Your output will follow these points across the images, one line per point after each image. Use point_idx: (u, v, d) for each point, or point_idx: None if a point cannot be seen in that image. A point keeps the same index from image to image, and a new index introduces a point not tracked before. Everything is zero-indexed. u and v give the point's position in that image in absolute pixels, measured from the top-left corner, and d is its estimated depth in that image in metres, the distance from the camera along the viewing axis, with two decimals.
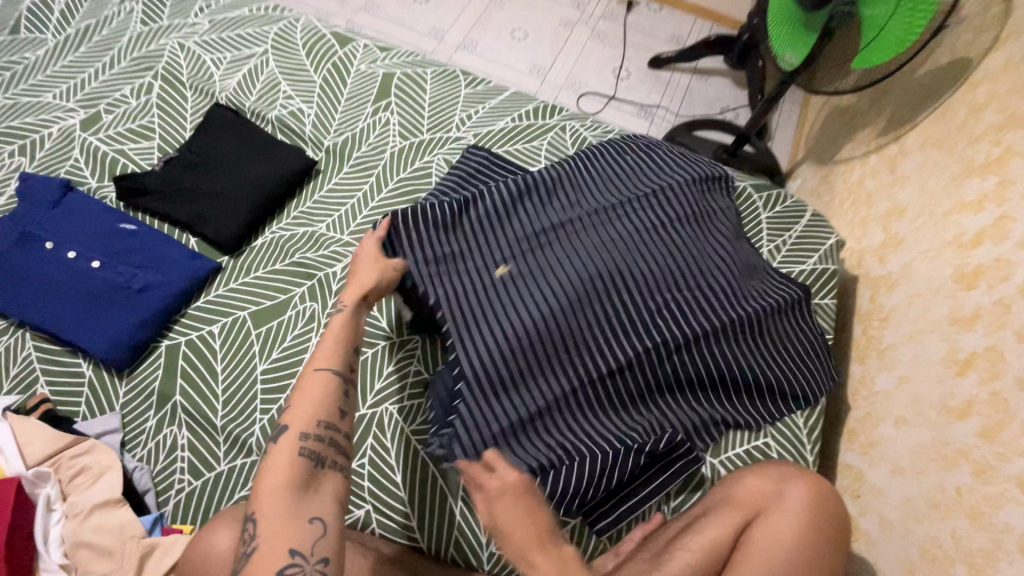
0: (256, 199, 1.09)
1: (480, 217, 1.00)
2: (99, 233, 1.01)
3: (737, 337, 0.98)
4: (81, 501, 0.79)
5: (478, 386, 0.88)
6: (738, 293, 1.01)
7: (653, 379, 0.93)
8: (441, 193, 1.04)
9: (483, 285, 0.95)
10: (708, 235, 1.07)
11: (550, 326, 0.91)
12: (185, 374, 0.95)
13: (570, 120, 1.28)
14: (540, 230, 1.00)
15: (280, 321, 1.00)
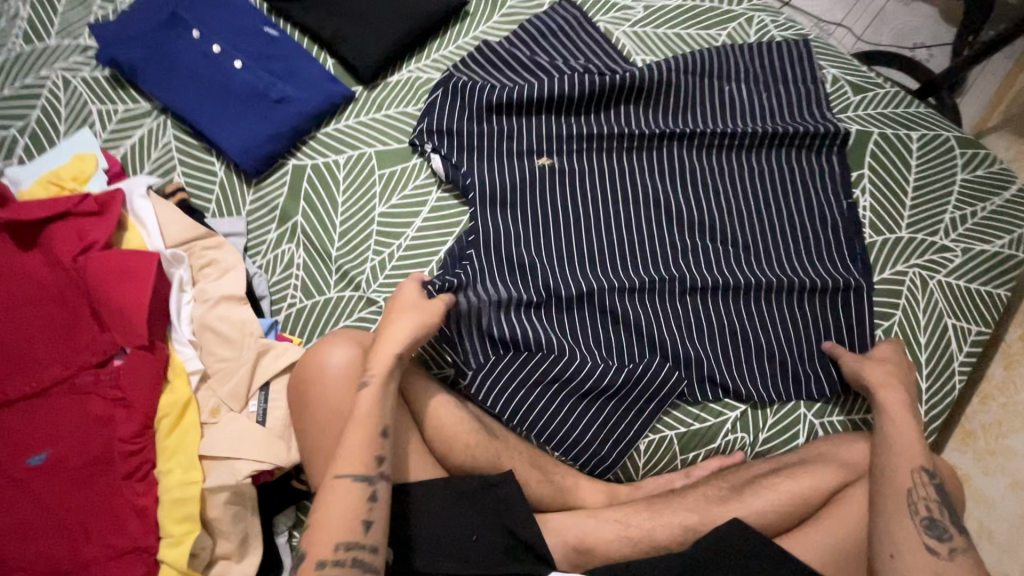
0: (400, 30, 1.00)
1: (541, 103, 0.97)
2: (243, 32, 0.97)
3: (777, 305, 0.92)
4: (209, 290, 0.83)
5: (487, 255, 0.90)
6: (791, 263, 0.93)
7: (648, 313, 0.91)
8: (512, 66, 1.01)
9: (521, 170, 0.96)
10: (773, 193, 0.96)
11: (570, 233, 0.94)
12: (307, 197, 0.94)
13: (759, 12, 1.08)
14: (600, 135, 0.97)
15: (404, 167, 0.97)
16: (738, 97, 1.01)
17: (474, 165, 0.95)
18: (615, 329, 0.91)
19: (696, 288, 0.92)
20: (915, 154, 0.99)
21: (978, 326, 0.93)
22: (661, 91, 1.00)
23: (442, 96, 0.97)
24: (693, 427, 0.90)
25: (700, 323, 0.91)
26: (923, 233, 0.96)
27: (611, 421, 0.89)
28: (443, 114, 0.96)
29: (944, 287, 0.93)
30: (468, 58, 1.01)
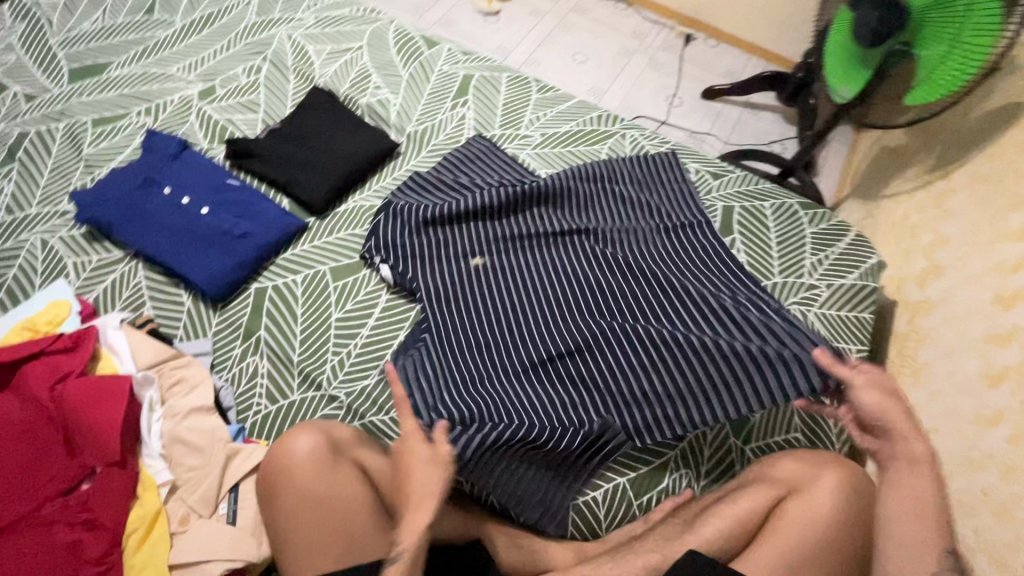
0: (345, 170, 1.22)
1: (467, 215, 1.17)
2: (209, 185, 1.15)
3: (705, 336, 1.00)
4: (179, 405, 0.89)
5: (446, 342, 1.03)
6: (705, 298, 1.04)
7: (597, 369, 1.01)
8: (440, 190, 1.22)
9: (458, 272, 1.12)
10: (683, 255, 1.14)
11: (507, 318, 1.08)
12: (269, 313, 1.05)
13: (631, 129, 1.38)
14: (520, 233, 1.16)
15: (355, 277, 1.12)
16: (635, 191, 1.25)
17: (416, 273, 1.10)
18: (565, 394, 1.00)
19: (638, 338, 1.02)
20: (770, 218, 1.25)
21: (856, 345, 1.10)
22: (563, 193, 1.22)
23: (385, 221, 1.15)
24: (640, 470, 0.99)
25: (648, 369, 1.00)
26: (792, 276, 1.17)
27: (568, 481, 0.98)
28: (387, 236, 1.13)
29: (821, 316, 1.12)
30: (404, 189, 1.22)
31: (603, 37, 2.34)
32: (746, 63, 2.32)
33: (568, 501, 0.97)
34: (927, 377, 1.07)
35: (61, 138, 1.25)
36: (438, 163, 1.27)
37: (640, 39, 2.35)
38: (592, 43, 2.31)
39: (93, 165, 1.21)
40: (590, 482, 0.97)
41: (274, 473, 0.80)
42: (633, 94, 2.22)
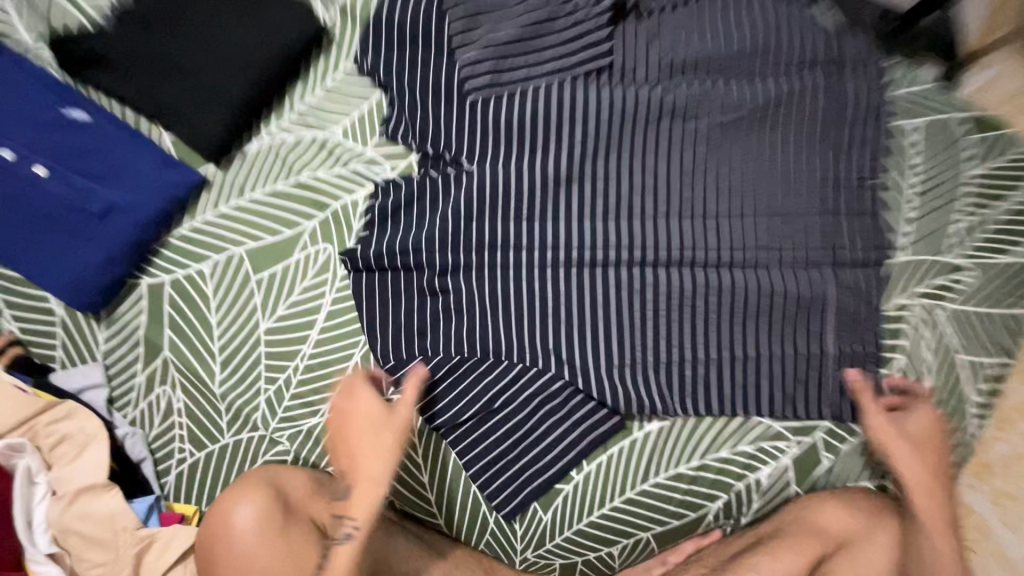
0: (247, 87, 0.78)
1: (665, 32, 0.81)
2: (40, 125, 0.75)
3: (778, 149, 0.77)
4: (64, 479, 0.68)
5: (400, 287, 0.78)
6: (766, 186, 0.77)
7: (802, 128, 0.78)
8: (586, 20, 0.80)
9: (636, 107, 0.78)
10: (745, 313, 0.76)
11: (714, 175, 0.77)
12: (173, 323, 0.77)
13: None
14: (765, 119, 0.78)
15: (284, 262, 0.79)
16: (785, 85, 0.78)
17: (558, 63, 0.79)
18: (765, 116, 0.78)
19: (876, 116, 0.78)
20: (913, 141, 0.81)
21: (995, 358, 0.78)
22: (775, 28, 0.80)
23: (481, 53, 0.79)
24: (671, 524, 0.77)
25: (799, 111, 0.78)
26: (929, 253, 0.79)
27: (568, 506, 0.77)
28: (468, 76, 0.79)
29: (970, 319, 0.78)
30: (562, 66, 0.80)
31: None
32: None
33: (573, 557, 0.78)
34: None
35: None
36: (682, 49, 0.80)
37: None
38: None
39: None
40: (605, 538, 0.77)
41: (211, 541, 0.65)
42: None
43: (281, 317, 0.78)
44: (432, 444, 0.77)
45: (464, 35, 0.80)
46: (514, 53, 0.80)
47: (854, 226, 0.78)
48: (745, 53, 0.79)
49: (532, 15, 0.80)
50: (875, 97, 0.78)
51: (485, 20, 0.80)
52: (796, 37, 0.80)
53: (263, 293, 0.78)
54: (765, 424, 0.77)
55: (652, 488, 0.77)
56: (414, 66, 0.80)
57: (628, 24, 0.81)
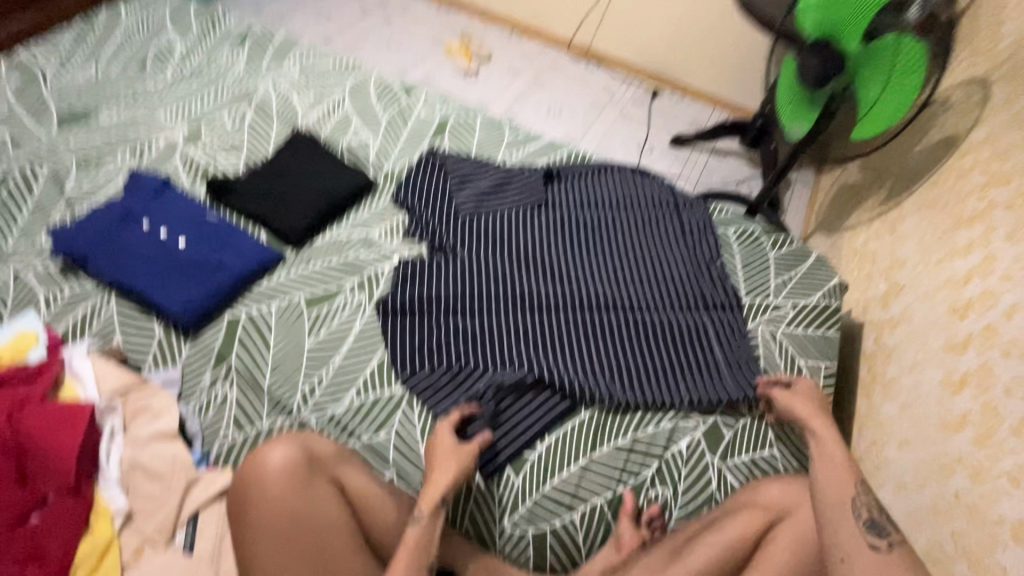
0: (323, 205, 1.26)
1: (577, 188, 1.39)
2: (188, 220, 1.18)
3: (647, 244, 1.28)
4: (141, 431, 0.87)
5: (413, 320, 1.11)
6: (644, 263, 1.25)
7: (661, 234, 1.30)
8: (531, 179, 1.37)
9: (561, 223, 1.30)
10: (645, 333, 1.13)
11: (611, 259, 1.25)
12: (241, 340, 1.06)
13: (607, 163, 1.45)
14: (636, 229, 1.31)
15: (329, 305, 1.13)
16: (645, 213, 1.34)
17: (515, 198, 1.33)
18: (638, 228, 1.31)
19: (708, 228, 1.31)
20: (734, 240, 1.32)
21: (824, 362, 1.12)
22: (639, 186, 1.39)
23: (467, 193, 1.33)
24: (618, 490, 0.96)
25: (658, 225, 1.32)
26: (759, 298, 1.21)
27: (534, 473, 0.95)
28: (459, 203, 1.31)
29: (799, 335, 1.15)
30: (518, 201, 1.33)
31: (575, 85, 2.48)
32: (711, 113, 2.41)
33: (542, 526, 0.92)
34: (896, 390, 1.10)
35: (44, 179, 1.29)
36: (586, 195, 1.37)
37: (611, 92, 2.48)
38: (562, 93, 2.44)
39: (74, 202, 1.24)
40: (566, 504, 0.94)
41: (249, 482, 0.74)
42: (606, 139, 2.32)
43: (321, 338, 1.08)
44: (427, 427, 0.98)
45: (460, 187, 1.34)
46: (489, 195, 1.34)
47: (711, 283, 1.22)
48: (624, 197, 1.37)
49: (501, 178, 1.37)
50: (703, 219, 1.33)
51: (471, 177, 1.36)
52: (654, 191, 1.38)
53: (311, 323, 1.10)
54: (677, 407, 1.04)
55: (599, 458, 0.98)
56: (430, 201, 1.31)
57: (554, 184, 1.40)
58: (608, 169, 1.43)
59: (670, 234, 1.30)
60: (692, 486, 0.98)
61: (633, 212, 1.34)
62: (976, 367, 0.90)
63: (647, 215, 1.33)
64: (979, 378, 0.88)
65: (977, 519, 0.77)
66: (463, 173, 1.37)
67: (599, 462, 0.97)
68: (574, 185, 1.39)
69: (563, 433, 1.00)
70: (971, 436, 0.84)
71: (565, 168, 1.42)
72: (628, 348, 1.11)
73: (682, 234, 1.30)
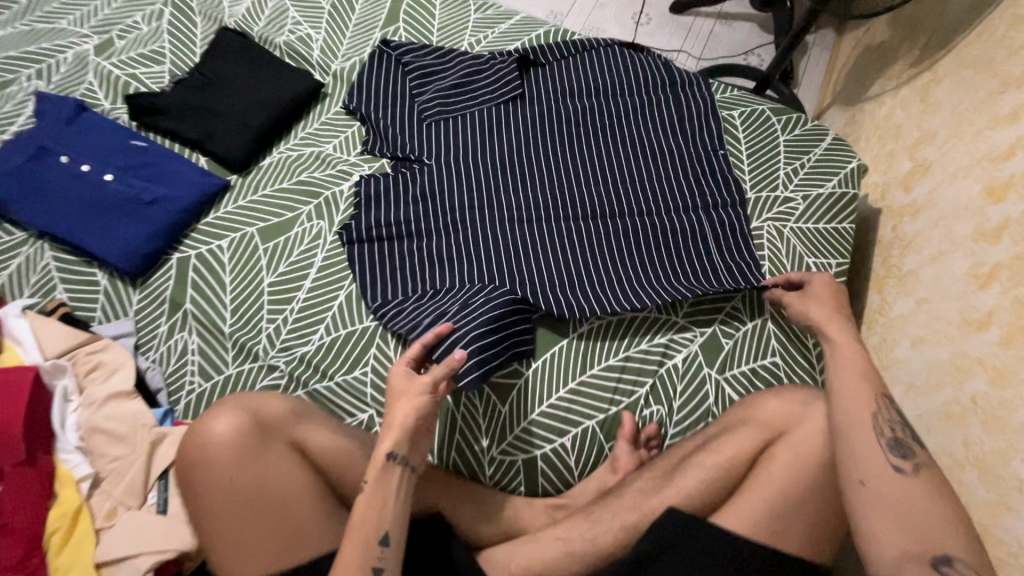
0: (265, 120, 1.09)
1: (559, 74, 1.19)
2: (112, 149, 1.03)
3: (640, 136, 1.12)
4: (96, 392, 0.81)
5: (379, 247, 1.00)
6: (637, 160, 1.09)
7: (656, 123, 1.13)
8: (505, 67, 1.17)
9: (542, 119, 1.13)
10: (637, 242, 1.02)
11: (599, 157, 1.10)
12: (194, 283, 0.96)
13: (591, 41, 1.23)
14: (628, 120, 1.13)
15: (286, 236, 1.02)
16: (638, 99, 1.15)
17: (487, 93, 1.15)
18: (630, 118, 1.13)
19: (710, 113, 1.13)
20: (739, 123, 1.14)
21: (837, 258, 1.02)
22: (632, 66, 1.19)
23: (432, 91, 1.15)
24: (610, 411, 0.91)
25: (652, 112, 1.14)
26: (766, 191, 1.07)
27: (522, 399, 0.90)
28: (423, 104, 1.14)
29: (809, 231, 1.04)
30: (490, 96, 1.15)
31: None
32: None
33: (533, 452, 0.89)
34: (913, 284, 1.00)
35: None
36: (570, 83, 1.18)
37: None
38: None
39: None
40: (558, 429, 0.90)
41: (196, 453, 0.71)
42: (596, 11, 2.02)
43: (282, 274, 0.98)
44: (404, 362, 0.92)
45: (421, 87, 1.16)
46: (456, 91, 1.15)
47: (711, 178, 1.08)
48: (613, 82, 1.17)
49: (468, 70, 1.17)
50: (704, 102, 1.15)
51: (434, 71, 1.17)
52: (647, 72, 1.18)
53: (268, 258, 1.00)
54: (672, 320, 0.97)
55: (590, 380, 0.92)
56: (387, 107, 1.13)
57: (533, 72, 1.20)
58: (594, 49, 1.21)
59: (666, 122, 1.13)
60: (688, 401, 0.93)
61: (624, 98, 1.15)
62: (1010, 258, 0.79)
63: (641, 101, 1.15)
64: (1012, 271, 0.78)
65: (993, 425, 0.72)
66: (425, 66, 1.17)
67: (591, 384, 0.92)
68: (554, 72, 1.19)
69: (552, 357, 0.93)
70: (996, 336, 0.76)
71: (544, 51, 1.21)
72: (619, 260, 1.00)
73: (681, 121, 1.13)
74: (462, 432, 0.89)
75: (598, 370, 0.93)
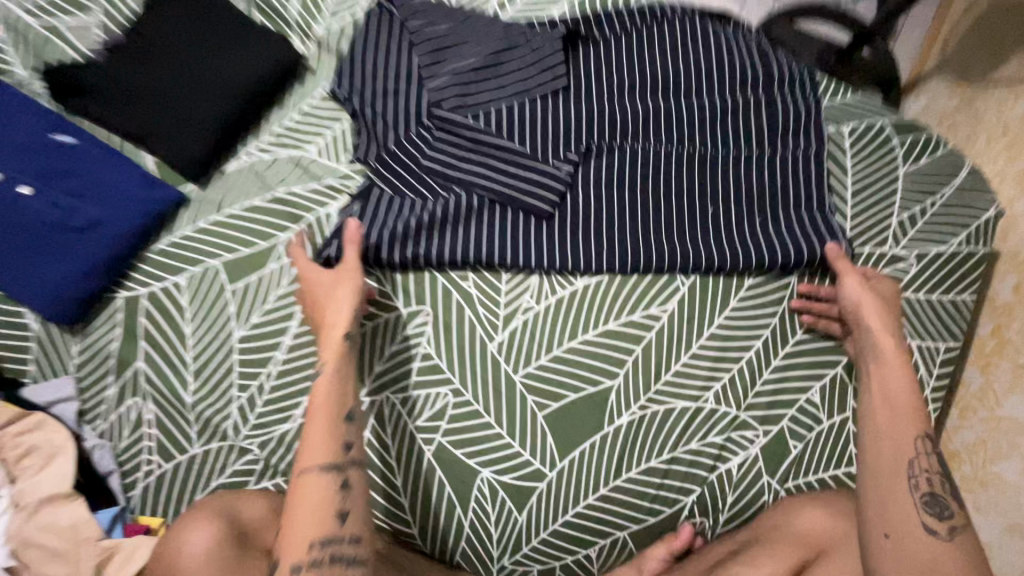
0: (227, 111, 0.83)
1: (611, 59, 0.91)
2: (26, 148, 0.78)
3: (711, 152, 0.86)
4: (28, 491, 0.67)
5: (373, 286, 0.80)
6: (705, 187, 0.84)
7: (735, 135, 0.87)
8: (545, 44, 0.88)
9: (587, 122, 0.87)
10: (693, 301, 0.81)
11: (659, 180, 0.84)
12: (146, 335, 0.78)
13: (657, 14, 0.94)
14: (698, 131, 0.87)
15: (259, 272, 0.81)
16: (714, 100, 0.88)
17: (517, 81, 0.87)
18: (701, 126, 0.87)
19: (810, 124, 0.87)
20: (848, 145, 0.87)
21: (945, 342, 0.81)
22: (707, 52, 0.91)
23: (445, 71, 0.87)
24: (647, 521, 0.77)
25: (731, 121, 0.87)
26: (872, 245, 0.83)
27: (542, 504, 0.76)
28: (436, 87, 0.86)
29: (917, 306, 0.82)
30: (523, 84, 0.87)
31: None
32: None
33: (551, 564, 0.77)
34: None
35: None
36: (626, 70, 0.90)
37: None
38: None
39: None
40: (580, 539, 0.77)
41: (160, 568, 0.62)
42: None
43: (253, 327, 0.79)
44: (404, 451, 0.76)
45: (432, 66, 0.88)
46: (479, 76, 0.87)
47: (805, 218, 0.83)
48: (681, 75, 0.90)
49: (495, 46, 0.89)
50: (805, 110, 0.88)
51: (450, 39, 0.88)
52: (730, 60, 0.90)
53: (235, 303, 0.80)
54: (732, 414, 0.79)
55: (626, 484, 0.77)
56: (387, 95, 0.87)
57: (580, 54, 0.92)
58: (661, 24, 0.93)
59: (750, 137, 0.86)
60: (738, 510, 0.79)
61: (695, 97, 0.88)
62: None
63: (717, 102, 0.88)
64: None
65: None
66: (441, 31, 0.89)
67: (625, 489, 0.77)
68: (608, 54, 0.91)
69: (581, 455, 0.77)
70: None
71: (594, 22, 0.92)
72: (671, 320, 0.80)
73: (769, 135, 0.86)
74: (470, 536, 0.76)
75: (636, 473, 0.77)
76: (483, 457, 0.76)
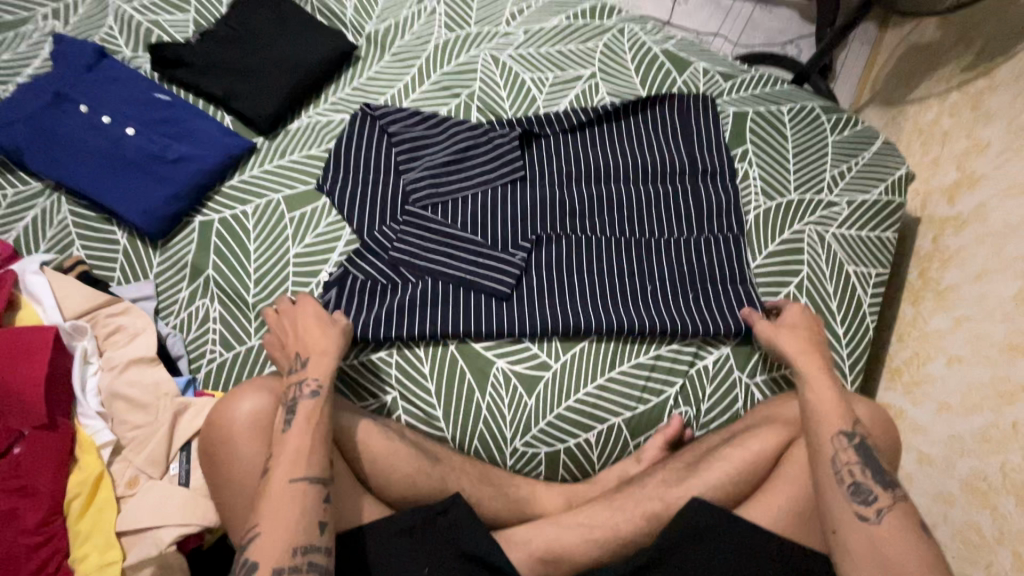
0: (295, 81, 1.04)
1: (561, 147, 1.05)
2: (133, 102, 0.98)
3: (649, 251, 0.97)
4: (118, 356, 0.80)
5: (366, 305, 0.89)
6: (648, 295, 0.94)
7: (668, 207, 1.01)
8: (504, 135, 1.03)
9: (545, 200, 1.00)
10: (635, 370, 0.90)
11: (607, 279, 0.95)
12: (216, 249, 0.93)
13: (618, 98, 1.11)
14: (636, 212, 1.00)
15: (313, 204, 0.98)
16: (647, 180, 1.03)
17: (482, 167, 1.01)
18: (640, 205, 1.00)
19: (729, 209, 1.01)
20: (787, 120, 1.10)
21: (875, 269, 0.99)
22: (644, 139, 1.06)
23: (419, 162, 1.00)
24: (637, 409, 0.90)
25: (665, 195, 1.01)
26: (810, 193, 1.04)
27: (548, 391, 0.89)
28: (414, 171, 0.99)
29: (848, 240, 1.01)
30: (488, 167, 1.01)
31: None
32: None
33: (556, 446, 0.89)
34: (950, 301, 0.98)
35: None
36: (575, 152, 1.05)
37: None
38: None
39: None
40: (581, 423, 0.89)
41: (214, 430, 0.72)
42: None
43: (306, 246, 0.95)
44: (430, 346, 0.90)
45: (409, 160, 1.01)
46: (452, 167, 1.01)
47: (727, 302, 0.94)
48: (624, 160, 1.04)
49: (463, 143, 1.02)
50: (726, 198, 1.02)
51: (427, 121, 1.03)
52: (664, 148, 1.06)
53: (292, 227, 0.96)
54: None
55: (619, 376, 0.91)
56: (364, 184, 0.99)
57: (534, 147, 1.05)
58: (608, 125, 1.08)
59: (682, 219, 1.00)
60: (715, 404, 0.92)
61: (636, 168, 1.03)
62: None
63: (652, 182, 1.03)
64: None
65: None
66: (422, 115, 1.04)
67: (617, 380, 0.90)
68: (561, 148, 1.05)
69: (581, 359, 0.91)
70: None
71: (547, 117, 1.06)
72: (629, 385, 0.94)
73: (694, 224, 1.00)
74: (488, 419, 0.88)
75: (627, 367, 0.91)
76: (498, 352, 0.90)
